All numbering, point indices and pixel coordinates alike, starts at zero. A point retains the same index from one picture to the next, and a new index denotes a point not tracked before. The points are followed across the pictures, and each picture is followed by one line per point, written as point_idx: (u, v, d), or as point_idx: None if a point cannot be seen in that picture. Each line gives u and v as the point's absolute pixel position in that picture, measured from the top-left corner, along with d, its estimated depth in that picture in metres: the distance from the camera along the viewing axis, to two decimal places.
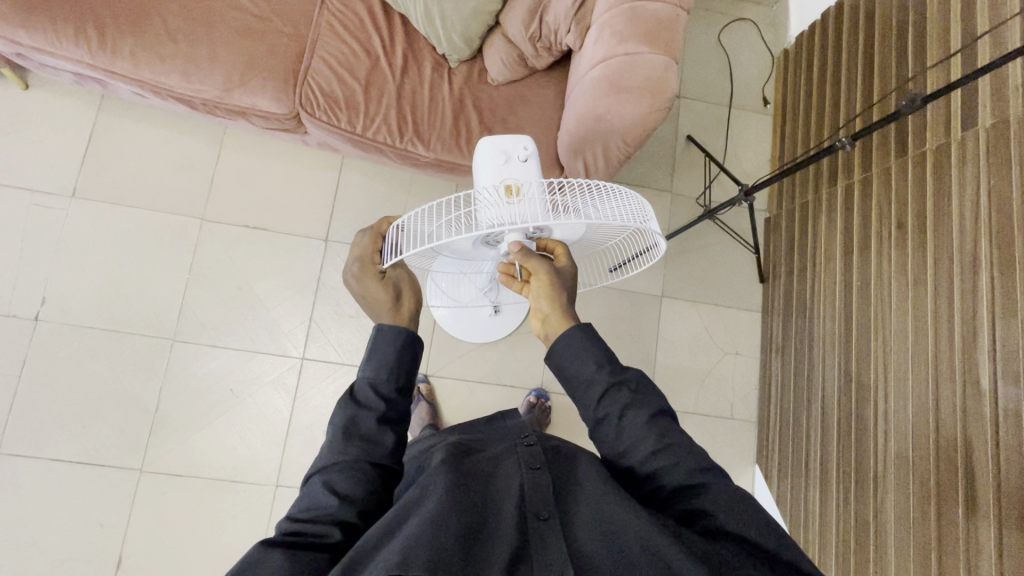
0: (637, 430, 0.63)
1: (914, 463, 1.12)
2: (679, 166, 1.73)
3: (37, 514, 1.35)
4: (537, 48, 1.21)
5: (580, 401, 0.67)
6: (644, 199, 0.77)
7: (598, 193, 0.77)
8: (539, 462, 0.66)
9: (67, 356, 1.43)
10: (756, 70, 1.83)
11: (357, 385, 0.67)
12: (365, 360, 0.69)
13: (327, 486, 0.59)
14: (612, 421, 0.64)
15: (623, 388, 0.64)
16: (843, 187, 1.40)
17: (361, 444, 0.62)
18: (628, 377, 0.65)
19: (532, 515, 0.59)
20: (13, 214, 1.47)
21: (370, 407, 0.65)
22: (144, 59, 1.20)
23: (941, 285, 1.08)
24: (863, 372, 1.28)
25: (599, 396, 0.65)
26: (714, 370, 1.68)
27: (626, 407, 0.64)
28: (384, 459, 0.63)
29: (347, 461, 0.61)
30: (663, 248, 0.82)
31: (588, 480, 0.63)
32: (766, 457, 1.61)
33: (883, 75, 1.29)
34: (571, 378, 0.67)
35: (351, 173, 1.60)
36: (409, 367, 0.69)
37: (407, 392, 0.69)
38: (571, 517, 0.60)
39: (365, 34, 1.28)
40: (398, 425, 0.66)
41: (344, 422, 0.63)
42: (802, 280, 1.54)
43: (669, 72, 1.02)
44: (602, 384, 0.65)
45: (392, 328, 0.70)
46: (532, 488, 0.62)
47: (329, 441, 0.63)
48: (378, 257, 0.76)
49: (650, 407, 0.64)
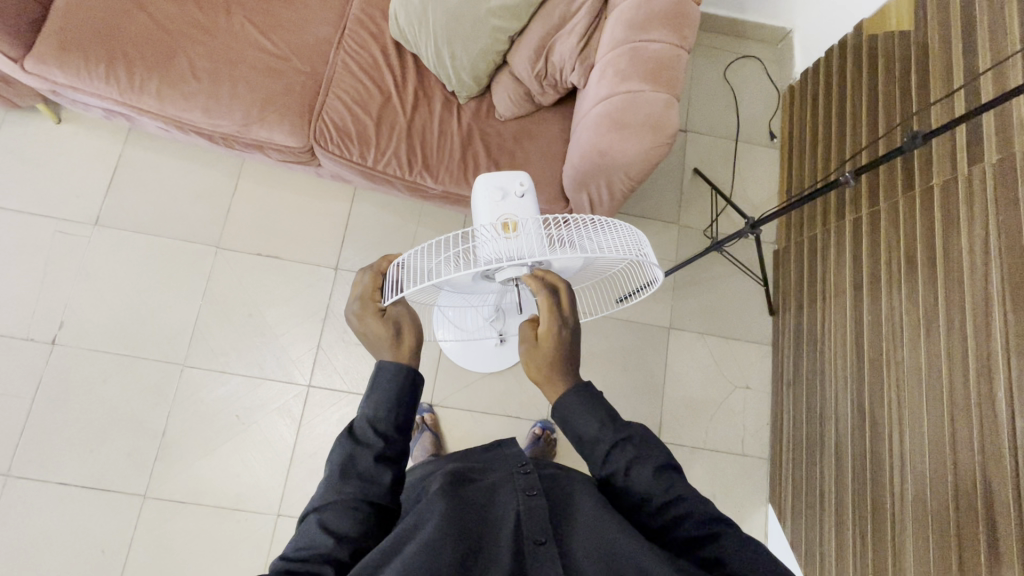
0: (646, 483, 0.64)
1: (931, 505, 1.07)
2: (686, 199, 1.75)
3: (39, 538, 1.35)
4: (543, 86, 1.24)
5: (588, 458, 0.69)
6: (639, 230, 0.78)
7: (595, 227, 0.78)
8: (536, 488, 0.65)
9: (81, 379, 1.46)
10: (762, 106, 1.85)
11: (356, 422, 0.67)
12: (365, 397, 0.69)
13: (322, 525, 0.59)
14: (619, 477, 0.65)
15: (627, 444, 0.66)
16: (851, 220, 1.40)
17: (358, 482, 0.62)
18: (631, 433, 0.67)
19: (529, 541, 0.59)
20: (38, 241, 1.53)
21: (367, 445, 0.65)
22: (170, 96, 1.26)
23: (952, 321, 1.06)
24: (876, 409, 1.25)
25: (605, 453, 0.67)
26: (724, 404, 1.64)
27: (631, 462, 0.65)
28: (380, 497, 0.62)
29: (344, 499, 0.61)
30: (661, 280, 0.82)
31: (586, 509, 0.62)
32: (779, 496, 1.55)
33: (886, 111, 1.30)
34: (577, 437, 0.69)
35: (363, 204, 1.64)
36: (408, 404, 0.70)
37: (406, 429, 0.69)
38: (570, 543, 0.59)
39: (378, 72, 1.33)
40: (396, 462, 0.66)
41: (341, 459, 0.64)
42: (812, 313, 1.52)
43: (669, 108, 1.04)
44: (607, 442, 0.67)
45: (391, 365, 0.71)
46: (529, 514, 0.61)
47: (327, 479, 0.63)
48: (378, 295, 0.76)
49: (656, 461, 0.65)
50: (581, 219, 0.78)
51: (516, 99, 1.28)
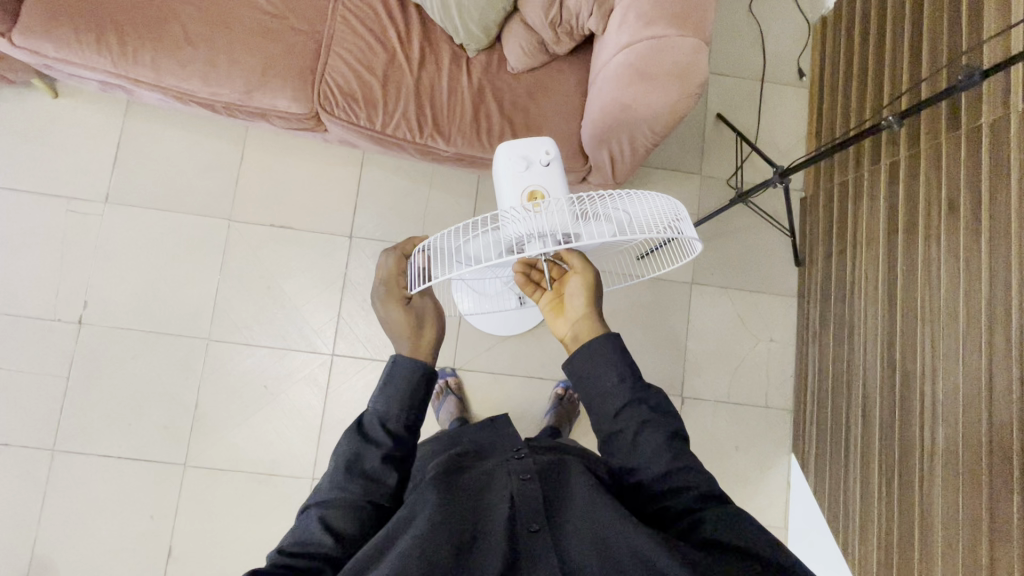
0: (653, 447, 0.67)
1: (964, 457, 1.06)
2: (709, 147, 1.66)
3: (91, 507, 1.43)
4: (558, 34, 1.16)
5: (598, 411, 0.72)
6: (675, 198, 0.76)
7: (626, 198, 0.76)
8: (529, 472, 0.69)
9: (112, 357, 1.49)
10: (790, 41, 1.73)
11: (366, 417, 0.71)
12: (378, 393, 0.72)
13: (322, 522, 0.62)
14: (627, 435, 0.69)
15: (641, 406, 0.69)
16: (887, 165, 1.32)
17: (362, 481, 0.66)
18: (647, 396, 0.70)
19: (524, 529, 0.61)
20: (52, 222, 1.52)
21: (376, 443, 0.68)
22: (166, 65, 1.20)
23: (997, 272, 1.01)
24: (908, 361, 1.22)
25: (617, 408, 0.70)
26: (748, 358, 1.63)
27: (642, 424, 0.68)
28: (382, 498, 0.66)
29: (346, 497, 0.65)
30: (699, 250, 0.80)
31: (578, 490, 0.65)
32: (802, 446, 1.57)
33: (931, 44, 1.19)
34: (592, 389, 0.72)
35: (373, 168, 1.59)
36: (419, 405, 0.72)
37: (414, 429, 0.72)
38: (564, 530, 0.62)
39: (381, 27, 1.25)
40: (401, 464, 0.69)
41: (349, 455, 0.67)
42: (841, 263, 1.47)
43: (698, 55, 0.97)
44: (623, 398, 0.70)
45: (408, 361, 0.73)
46: (522, 498, 0.65)
47: (332, 473, 0.67)
48: (403, 282, 0.78)
49: (667, 429, 0.69)
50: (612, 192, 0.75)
51: (530, 50, 1.19)
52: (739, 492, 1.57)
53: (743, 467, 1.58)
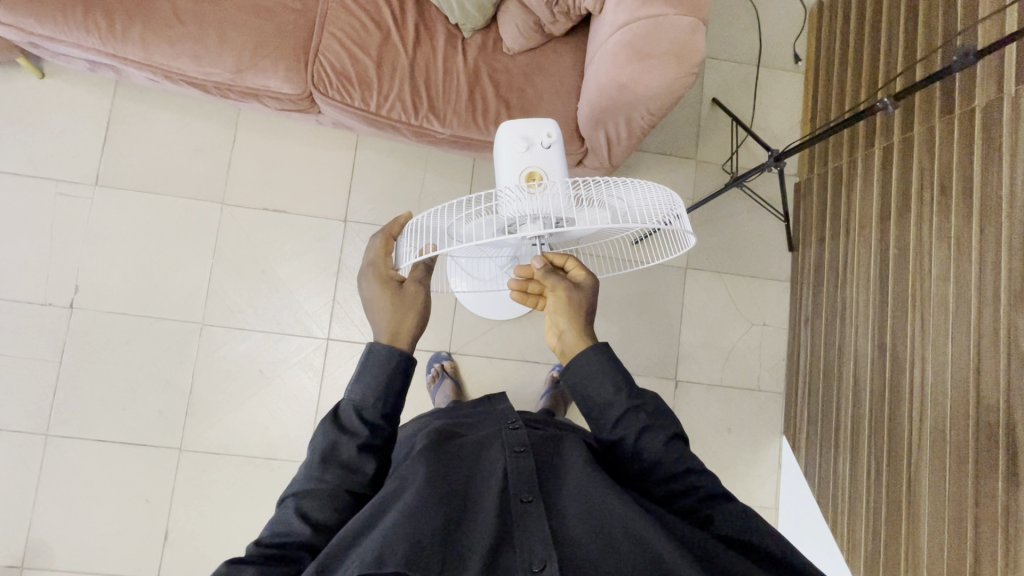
0: (656, 450, 0.68)
1: (950, 435, 1.08)
2: (705, 132, 1.66)
3: (86, 491, 1.43)
4: (555, 13, 1.16)
5: (596, 420, 0.71)
6: (673, 190, 0.75)
7: (624, 185, 0.75)
8: (523, 445, 0.69)
9: (105, 341, 1.48)
10: (787, 25, 1.72)
11: (343, 406, 0.69)
12: (354, 380, 0.70)
13: (299, 512, 0.63)
14: (629, 442, 0.69)
15: (639, 412, 0.69)
16: (881, 149, 1.33)
17: (339, 471, 0.66)
18: (645, 400, 0.70)
19: (517, 499, 0.62)
20: (40, 205, 1.50)
21: (352, 433, 0.68)
22: (155, 44, 1.18)
23: (986, 254, 1.03)
24: (898, 343, 1.24)
25: (616, 417, 0.70)
26: (741, 342, 1.65)
27: (643, 429, 0.69)
28: (361, 486, 0.67)
29: (324, 488, 0.65)
30: (691, 243, 0.80)
31: (572, 468, 0.66)
32: (793, 427, 1.59)
33: (927, 25, 1.19)
34: (588, 399, 0.71)
35: (367, 151, 1.57)
36: (397, 392, 0.71)
37: (392, 417, 0.71)
38: (558, 501, 0.63)
39: (375, 6, 1.23)
40: (379, 452, 0.69)
41: (325, 446, 0.67)
42: (834, 247, 1.48)
43: (696, 34, 0.96)
44: (621, 407, 0.69)
45: (385, 349, 0.71)
46: (516, 471, 0.65)
47: (309, 463, 0.66)
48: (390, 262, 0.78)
49: (668, 431, 0.69)
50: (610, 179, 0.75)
51: (526, 30, 1.18)
52: (731, 473, 1.60)
53: (735, 448, 1.61)
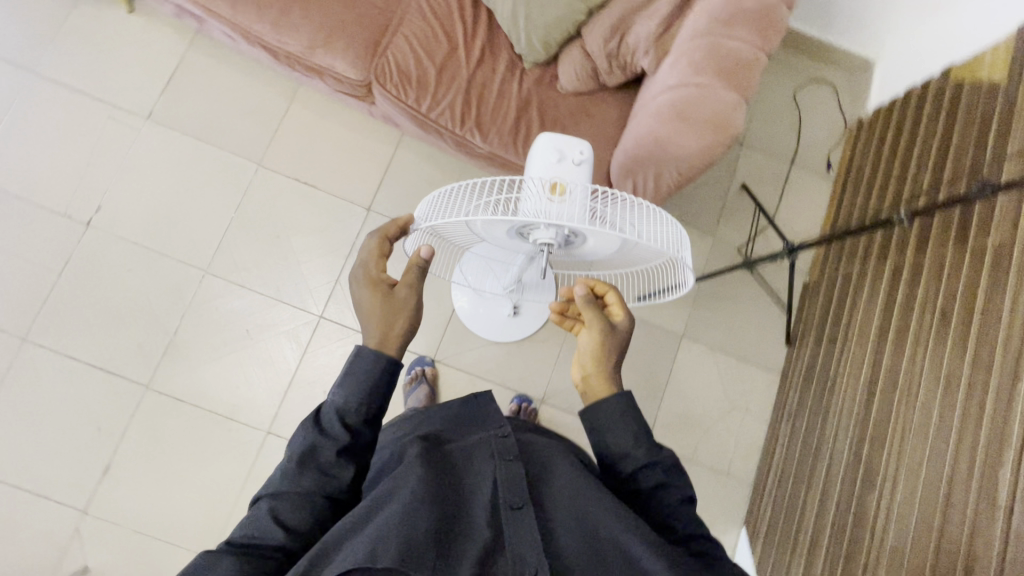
0: (670, 507, 0.66)
1: (908, 561, 1.06)
2: (727, 212, 1.71)
3: (44, 404, 1.41)
4: (612, 65, 1.23)
5: (612, 467, 0.70)
6: (683, 230, 0.79)
7: (640, 211, 0.78)
8: (512, 453, 0.68)
9: (108, 264, 1.50)
10: (825, 134, 1.80)
11: (325, 407, 0.68)
12: (337, 383, 0.68)
13: (273, 515, 0.61)
14: (644, 495, 0.67)
15: (658, 467, 0.68)
16: (892, 266, 1.36)
17: (316, 475, 0.64)
18: (666, 456, 0.68)
19: (508, 505, 0.62)
20: (90, 124, 1.56)
21: (331, 437, 0.66)
22: (241, 4, 1.26)
23: (975, 386, 1.03)
24: (873, 456, 1.23)
25: (634, 468, 0.68)
26: (721, 423, 1.64)
27: (660, 485, 0.67)
28: (338, 491, 0.65)
29: (298, 493, 0.63)
30: (687, 286, 0.84)
31: (562, 482, 0.66)
32: (755, 521, 1.55)
33: (956, 156, 1.23)
34: (608, 445, 0.69)
35: (406, 151, 1.64)
36: (381, 397, 0.69)
37: (374, 421, 0.69)
38: (546, 511, 0.63)
39: (450, 20, 1.32)
40: (359, 458, 0.67)
41: (304, 448, 0.65)
42: (829, 350, 1.49)
43: (736, 110, 1.03)
44: (640, 460, 0.68)
45: (372, 353, 0.70)
46: (505, 480, 0.65)
47: (285, 463, 0.65)
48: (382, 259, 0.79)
49: (684, 491, 0.67)
50: (630, 201, 0.78)
51: (582, 74, 1.26)
52: None
53: None
